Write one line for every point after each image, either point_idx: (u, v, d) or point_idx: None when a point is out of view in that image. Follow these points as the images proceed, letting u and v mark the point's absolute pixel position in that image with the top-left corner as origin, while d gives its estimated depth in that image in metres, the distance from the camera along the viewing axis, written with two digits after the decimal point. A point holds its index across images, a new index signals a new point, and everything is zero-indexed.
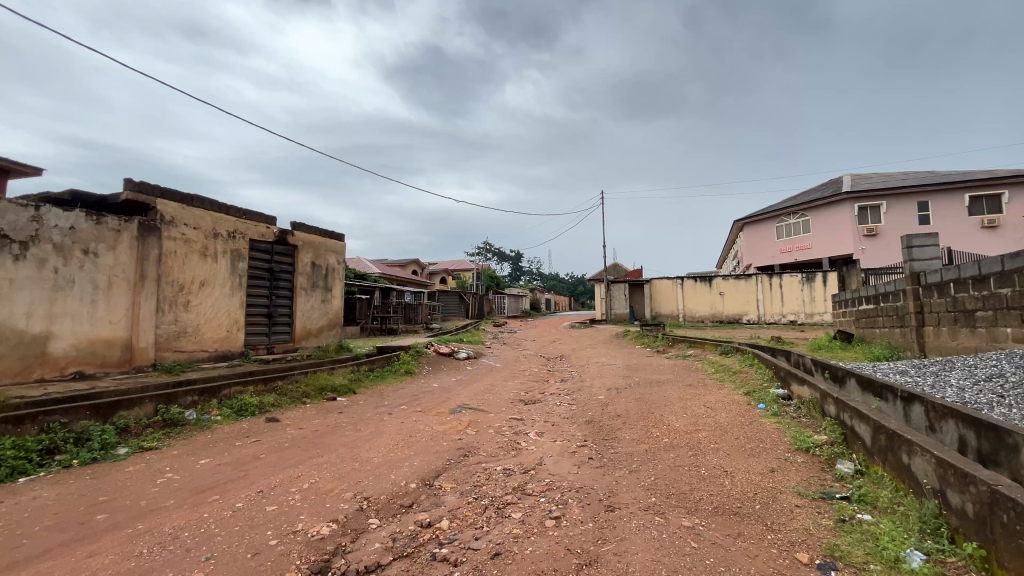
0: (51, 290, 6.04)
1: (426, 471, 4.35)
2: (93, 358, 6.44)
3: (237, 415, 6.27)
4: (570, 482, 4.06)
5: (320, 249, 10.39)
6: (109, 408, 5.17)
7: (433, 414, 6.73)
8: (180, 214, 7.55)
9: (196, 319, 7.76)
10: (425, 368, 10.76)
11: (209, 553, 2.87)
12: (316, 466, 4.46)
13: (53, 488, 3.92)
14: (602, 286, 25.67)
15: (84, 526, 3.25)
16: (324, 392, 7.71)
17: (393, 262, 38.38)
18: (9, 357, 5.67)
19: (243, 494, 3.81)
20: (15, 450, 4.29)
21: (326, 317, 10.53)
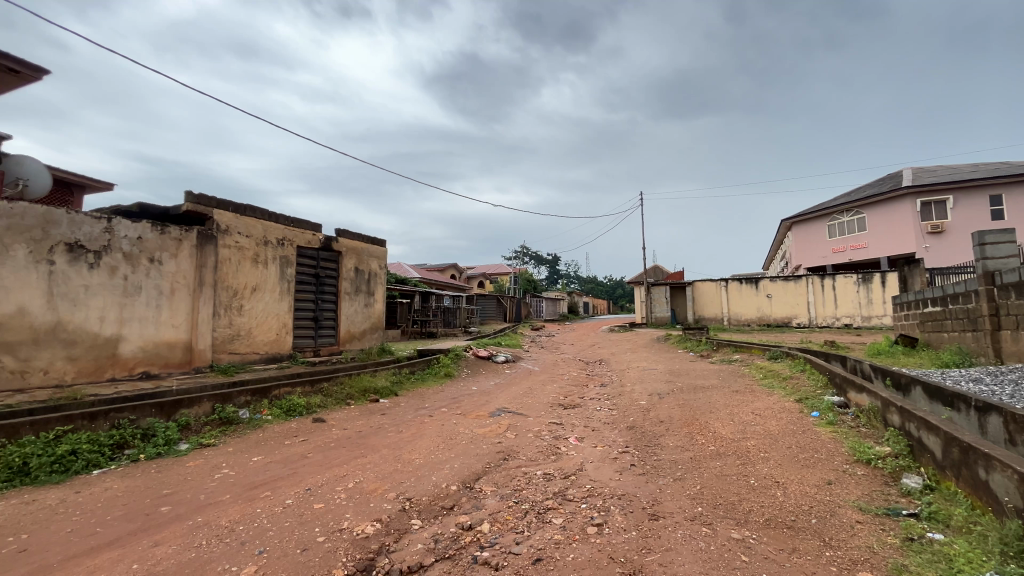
0: (121, 295, 6.50)
1: (466, 474, 4.37)
2: (157, 359, 6.89)
3: (286, 414, 6.54)
4: (612, 488, 3.99)
5: (363, 255, 10.73)
6: (172, 406, 5.51)
7: (473, 417, 6.77)
8: (234, 223, 7.97)
9: (249, 323, 8.17)
10: (464, 371, 10.88)
11: (262, 546, 2.99)
12: (360, 466, 4.58)
13: (122, 480, 4.21)
14: (641, 289, 25.15)
15: (150, 517, 3.47)
16: (367, 394, 7.93)
17: (431, 266, 39.01)
18: (85, 357, 6.14)
19: (292, 491, 3.95)
20: (92, 444, 4.65)
21: (369, 320, 10.84)
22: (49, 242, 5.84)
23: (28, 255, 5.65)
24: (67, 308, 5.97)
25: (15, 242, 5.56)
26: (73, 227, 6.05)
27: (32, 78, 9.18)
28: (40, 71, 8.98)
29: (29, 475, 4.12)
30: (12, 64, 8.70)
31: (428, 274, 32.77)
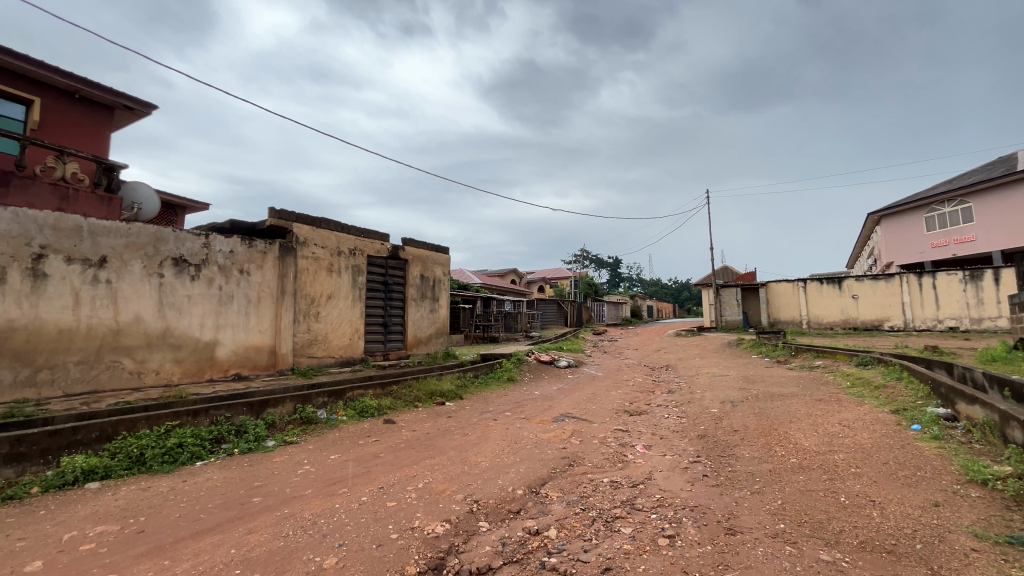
0: (216, 304, 7.18)
1: (532, 479, 4.38)
2: (247, 361, 7.53)
3: (360, 415, 6.91)
4: (684, 499, 3.81)
5: (428, 262, 11.11)
6: (260, 405, 5.99)
7: (537, 421, 6.76)
8: (312, 235, 8.56)
9: (326, 328, 8.71)
10: (527, 375, 10.91)
11: (342, 540, 3.17)
12: (429, 467, 4.72)
13: (220, 472, 4.63)
14: (709, 291, 24.01)
15: (244, 506, 3.79)
16: (434, 397, 8.19)
17: (492, 272, 39.60)
18: (188, 360, 6.83)
19: (366, 489, 4.15)
20: (195, 437, 5.16)
21: (434, 325, 11.18)
22: (159, 257, 6.58)
23: (143, 269, 6.40)
24: (174, 315, 6.69)
25: (133, 259, 6.32)
26: (178, 243, 6.78)
27: (143, 113, 10.42)
28: (149, 106, 10.17)
29: (146, 464, 4.65)
30: (126, 101, 9.91)
31: (489, 280, 33.29)
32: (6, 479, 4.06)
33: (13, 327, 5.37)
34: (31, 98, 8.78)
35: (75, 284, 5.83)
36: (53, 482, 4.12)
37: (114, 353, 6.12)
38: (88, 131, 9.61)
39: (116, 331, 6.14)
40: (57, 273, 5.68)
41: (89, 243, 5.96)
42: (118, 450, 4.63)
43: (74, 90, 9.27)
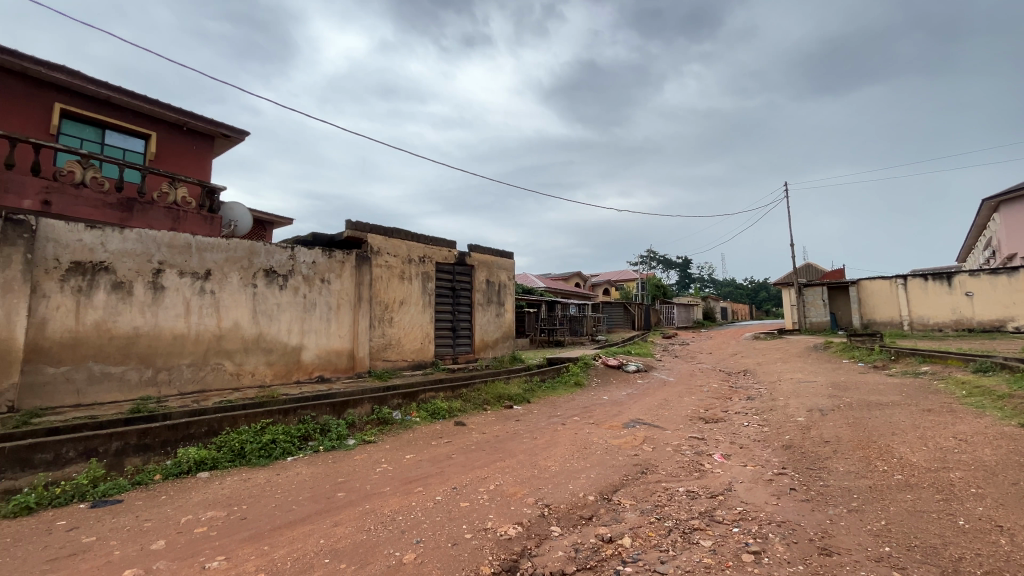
0: (302, 311, 7.77)
1: (603, 485, 4.30)
2: (329, 364, 8.06)
3: (432, 416, 7.16)
4: (770, 514, 3.56)
5: (493, 267, 11.31)
6: (341, 405, 6.38)
7: (606, 427, 6.63)
8: (385, 245, 9.01)
9: (398, 333, 9.12)
10: (594, 380, 10.74)
11: (419, 537, 3.29)
12: (500, 469, 4.79)
13: (308, 467, 4.99)
14: (791, 291, 22.33)
15: (330, 500, 4.05)
16: (502, 400, 8.30)
17: (556, 275, 39.40)
18: (279, 363, 7.45)
19: (440, 489, 4.28)
20: (286, 434, 5.60)
21: (500, 329, 11.35)
22: (253, 269, 7.24)
23: (240, 280, 7.07)
24: (266, 322, 7.32)
25: (232, 271, 7.01)
26: (268, 256, 7.41)
27: (237, 140, 11.53)
28: (242, 133, 11.23)
29: (246, 457, 5.12)
30: (223, 130, 11.01)
31: (552, 283, 33.19)
32: (135, 467, 4.65)
33: (138, 333, 6.14)
34: (148, 133, 10.03)
35: (186, 295, 6.55)
36: (171, 471, 4.66)
37: (217, 356, 6.80)
38: (193, 158, 10.80)
39: (219, 336, 6.82)
40: (172, 285, 6.43)
41: (196, 258, 6.69)
42: (222, 444, 5.14)
43: (182, 123, 10.47)
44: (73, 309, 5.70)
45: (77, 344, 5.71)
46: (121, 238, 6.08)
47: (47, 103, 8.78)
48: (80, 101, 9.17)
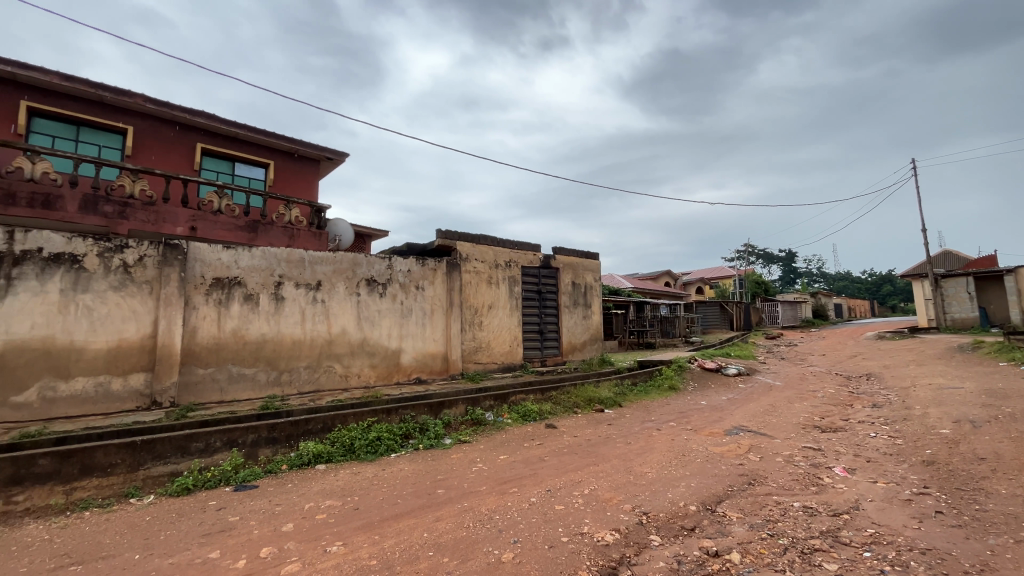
0: (400, 316, 8.30)
1: (706, 495, 4.05)
2: (426, 367, 8.52)
3: (523, 418, 7.26)
4: (910, 539, 3.12)
5: (578, 269, 11.22)
6: (438, 406, 6.69)
7: (706, 434, 6.26)
8: (473, 251, 9.33)
9: (488, 336, 9.38)
10: (690, 384, 10.16)
11: (516, 537, 3.35)
12: (593, 474, 4.72)
13: (410, 464, 5.31)
14: (924, 283, 19.45)
15: (431, 496, 4.28)
16: (592, 404, 8.19)
17: (643, 275, 38.08)
18: (381, 365, 8.02)
19: (535, 490, 4.33)
20: (390, 432, 6.00)
21: (588, 331, 11.23)
22: (356, 279, 7.88)
23: (345, 289, 7.73)
24: (368, 327, 7.93)
25: (339, 281, 7.69)
26: (369, 266, 8.03)
27: (339, 161, 12.64)
28: (343, 155, 12.31)
29: (355, 452, 5.58)
30: (327, 153, 12.14)
31: (639, 283, 32.01)
32: (266, 456, 5.27)
33: (265, 339, 6.96)
34: (267, 162, 11.37)
35: (302, 304, 7.31)
36: (295, 462, 5.21)
37: (329, 359, 7.50)
38: (304, 182, 12.06)
39: (330, 341, 7.52)
40: (290, 296, 7.21)
41: (309, 271, 7.43)
42: (336, 439, 5.65)
43: (293, 150, 11.72)
44: (216, 318, 6.61)
45: (219, 348, 6.61)
46: (250, 255, 6.94)
47: (190, 144, 10.31)
48: (215, 140, 10.66)
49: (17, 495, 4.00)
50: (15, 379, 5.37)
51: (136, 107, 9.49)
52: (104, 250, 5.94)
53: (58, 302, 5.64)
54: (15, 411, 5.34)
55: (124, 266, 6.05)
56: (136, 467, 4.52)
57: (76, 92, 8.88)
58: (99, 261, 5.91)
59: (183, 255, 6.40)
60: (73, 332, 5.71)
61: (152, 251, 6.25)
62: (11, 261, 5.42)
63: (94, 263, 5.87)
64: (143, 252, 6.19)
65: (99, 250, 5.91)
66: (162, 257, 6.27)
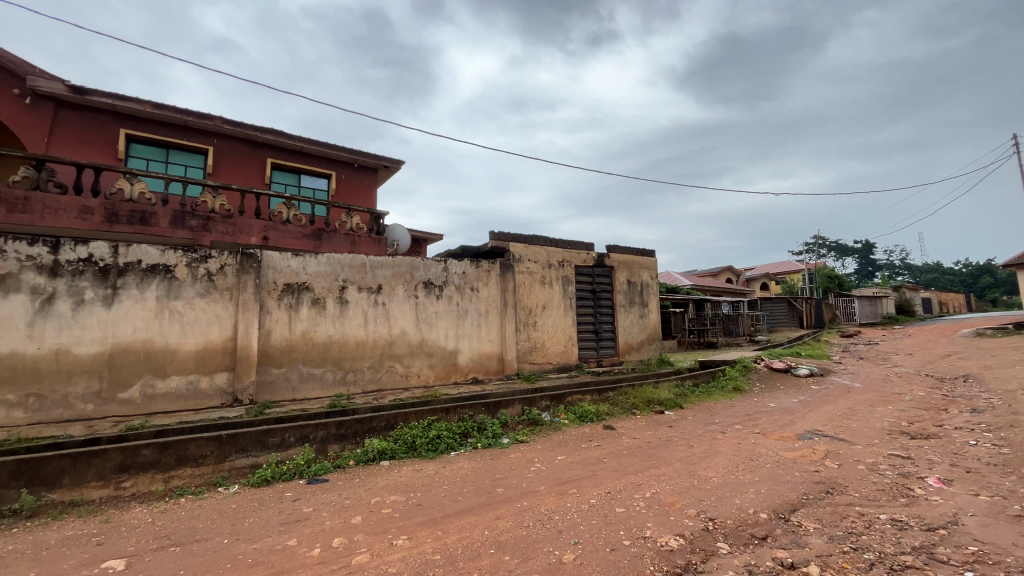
0: (456, 317, 8.48)
1: (778, 503, 3.82)
2: (482, 367, 8.66)
3: (579, 419, 7.19)
4: (1021, 560, 2.79)
5: (634, 267, 10.96)
6: (495, 405, 6.75)
7: (776, 438, 5.92)
8: (526, 252, 9.36)
9: (543, 336, 9.38)
10: (757, 386, 9.64)
11: (577, 538, 3.32)
12: (655, 477, 4.59)
13: (469, 462, 5.41)
14: None
15: (490, 494, 4.33)
16: (651, 405, 7.98)
17: (703, 272, 36.55)
18: (439, 365, 8.24)
19: (595, 492, 4.27)
20: (449, 431, 6.15)
21: (645, 331, 10.95)
22: (414, 282, 8.15)
23: (404, 292, 8.01)
24: (426, 328, 8.17)
25: (398, 285, 7.98)
26: (426, 269, 8.28)
27: (395, 169, 13.12)
28: (399, 163, 12.77)
29: (417, 450, 5.77)
30: (383, 161, 12.64)
31: (699, 280, 30.65)
32: (335, 452, 5.56)
33: (332, 340, 7.36)
34: (329, 172, 12.01)
35: (364, 307, 7.65)
36: (362, 458, 5.47)
37: (390, 359, 7.80)
38: (363, 190, 12.62)
39: (391, 342, 7.82)
40: (353, 299, 7.57)
41: (371, 275, 7.77)
42: (398, 436, 5.86)
43: (353, 161, 12.30)
44: (287, 321, 7.06)
45: (291, 349, 7.05)
46: (316, 262, 7.36)
47: (262, 160, 11.09)
48: (284, 155, 11.41)
49: (125, 481, 4.49)
50: (121, 378, 6.02)
51: (215, 128, 10.34)
52: (191, 261, 6.51)
53: (155, 308, 6.26)
54: (121, 406, 5.98)
55: (208, 274, 6.61)
56: (222, 458, 4.92)
57: (165, 118, 9.81)
58: (188, 271, 6.49)
59: (258, 263, 6.90)
60: (167, 335, 6.30)
61: (231, 260, 6.78)
62: (116, 273, 6.08)
63: (183, 272, 6.46)
64: (224, 261, 6.73)
65: (187, 261, 6.49)
66: (240, 266, 6.79)
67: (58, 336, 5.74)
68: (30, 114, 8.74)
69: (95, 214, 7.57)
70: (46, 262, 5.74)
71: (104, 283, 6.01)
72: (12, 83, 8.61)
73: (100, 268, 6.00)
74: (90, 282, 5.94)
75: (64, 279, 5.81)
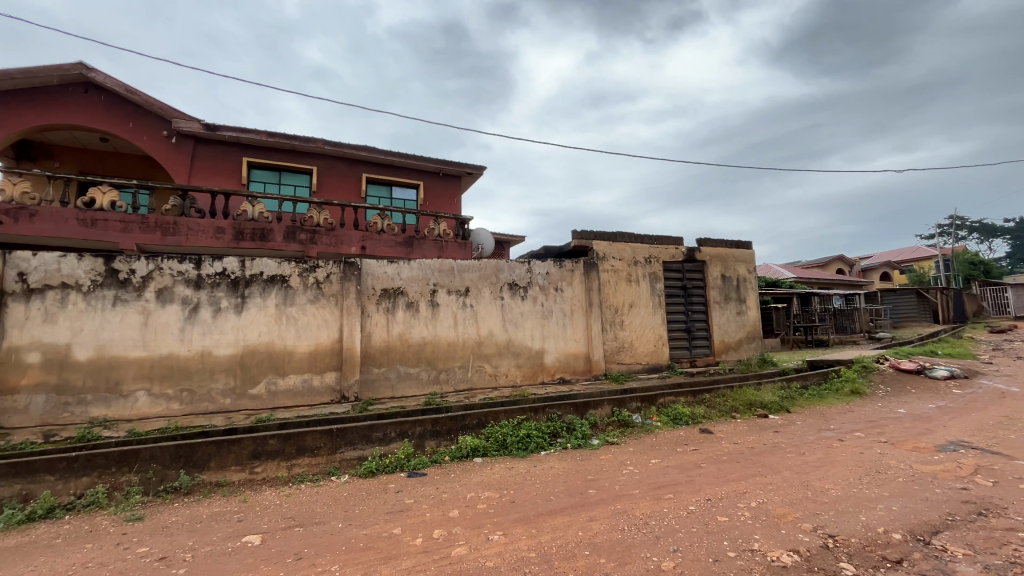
0: (542, 317, 8.54)
1: (914, 523, 3.36)
2: (569, 367, 8.63)
3: (673, 422, 6.89)
4: None
5: (728, 261, 10.25)
6: (584, 406, 6.67)
7: (908, 448, 5.21)
8: (610, 250, 9.15)
9: (631, 335, 9.12)
10: (880, 389, 8.55)
11: (676, 545, 3.19)
12: (761, 485, 4.26)
13: (559, 462, 5.42)
14: None
15: (583, 495, 4.31)
16: (753, 409, 7.42)
17: (809, 263, 33.17)
18: (526, 365, 8.35)
19: (693, 498, 4.06)
20: (538, 430, 6.20)
21: (743, 329, 10.21)
22: (500, 283, 8.34)
23: (491, 294, 8.23)
24: (513, 329, 8.32)
25: (485, 287, 8.23)
26: (511, 271, 8.43)
27: (477, 174, 13.53)
28: (481, 169, 13.14)
29: (508, 448, 5.90)
30: (466, 168, 13.09)
31: (803, 272, 27.87)
32: (432, 447, 5.85)
33: (425, 342, 7.76)
34: (417, 183, 12.70)
35: (453, 309, 7.98)
36: (456, 454, 5.70)
37: (480, 359, 8.06)
38: (449, 198, 13.17)
39: (479, 343, 8.07)
40: (443, 302, 7.93)
41: (459, 278, 8.09)
42: (490, 434, 6.04)
43: (438, 170, 12.89)
44: (385, 324, 7.58)
45: (390, 350, 7.56)
46: (409, 268, 7.81)
47: (358, 175, 12.03)
48: (377, 169, 12.26)
49: (257, 467, 5.10)
50: (250, 376, 6.85)
51: (318, 150, 11.40)
52: (303, 271, 7.23)
53: (275, 314, 7.04)
54: (251, 400, 6.82)
55: (317, 282, 7.31)
56: (334, 450, 5.40)
57: (277, 144, 11.01)
58: (300, 280, 7.22)
59: (358, 271, 7.49)
60: (286, 338, 7.06)
61: (336, 269, 7.43)
62: (244, 284, 6.93)
63: (297, 281, 7.19)
64: (329, 270, 7.39)
65: (300, 271, 7.22)
66: (343, 274, 7.41)
67: (202, 339, 6.68)
68: (175, 151, 10.27)
69: (226, 233, 8.70)
70: (191, 276, 6.70)
71: (235, 292, 6.88)
72: (161, 126, 10.19)
73: (231, 280, 6.87)
74: (225, 292, 6.83)
75: (205, 291, 6.74)
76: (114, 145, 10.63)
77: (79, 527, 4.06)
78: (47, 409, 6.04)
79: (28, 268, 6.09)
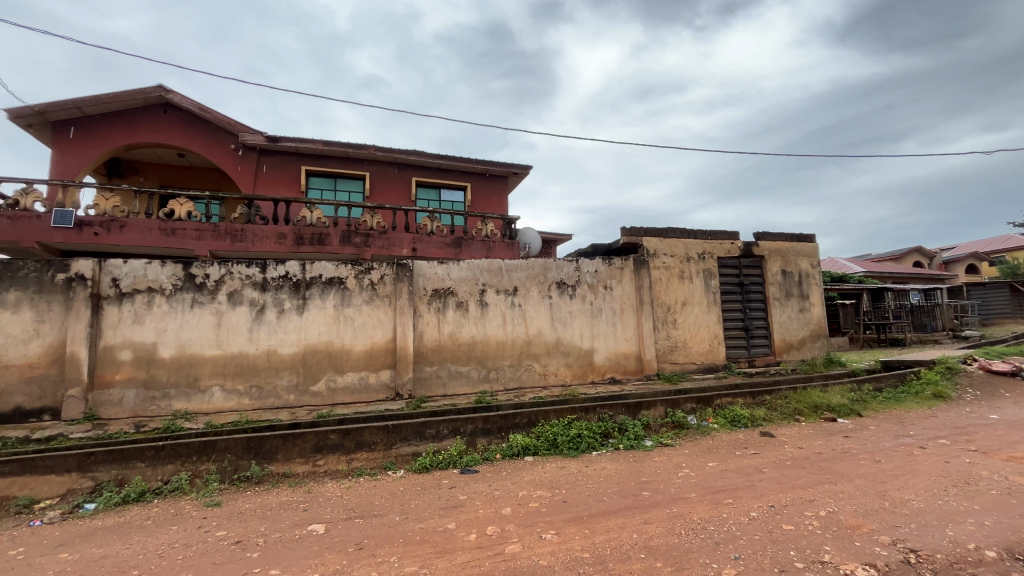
0: (590, 316, 8.44)
1: (1012, 540, 3.04)
2: (620, 366, 8.48)
3: (731, 424, 6.61)
4: None
5: (789, 255, 9.70)
6: (636, 406, 6.53)
7: (1002, 457, 4.72)
8: (661, 246, 8.90)
9: (684, 334, 8.83)
10: (967, 392, 7.80)
11: (737, 552, 3.06)
12: (831, 494, 4.00)
13: (611, 463, 5.35)
14: None
15: (637, 497, 4.22)
16: (820, 412, 6.98)
17: (881, 256, 30.77)
18: (576, 364, 8.29)
19: (756, 504, 3.88)
20: (589, 430, 6.14)
21: (807, 327, 9.63)
22: (548, 282, 8.32)
23: (539, 293, 8.23)
24: (562, 328, 8.28)
25: (533, 286, 8.23)
26: (559, 270, 8.39)
27: (523, 174, 13.56)
28: (527, 168, 13.16)
29: (558, 447, 5.89)
30: (512, 168, 13.15)
31: (874, 266, 25.90)
32: (483, 445, 5.93)
33: (475, 341, 7.88)
34: (464, 185, 12.91)
35: (502, 308, 8.05)
36: (508, 452, 5.75)
37: (529, 358, 8.08)
38: (495, 198, 13.29)
39: (528, 342, 8.10)
40: (492, 301, 8.02)
41: (507, 278, 8.14)
42: (540, 433, 6.05)
43: (484, 171, 13.03)
44: (436, 323, 7.76)
45: (441, 349, 7.74)
46: (459, 268, 7.95)
47: (407, 179, 12.39)
48: (425, 172, 12.57)
49: (320, 460, 5.38)
50: (312, 373, 7.23)
51: (370, 156, 11.84)
52: (358, 273, 7.54)
53: (333, 314, 7.38)
54: (313, 396, 7.19)
55: (371, 284, 7.59)
56: (390, 445, 5.60)
57: (332, 152, 11.53)
58: (356, 281, 7.53)
59: (410, 272, 7.70)
60: (344, 337, 7.39)
61: (389, 271, 7.68)
62: (305, 286, 7.32)
63: (353, 283, 7.51)
64: (383, 271, 7.66)
65: (355, 273, 7.53)
66: (396, 275, 7.65)
67: (268, 338, 7.11)
68: (241, 162, 10.98)
69: (288, 238, 9.22)
70: (258, 279, 7.15)
71: (297, 294, 7.27)
72: (229, 140, 10.94)
73: (294, 282, 7.27)
74: (287, 294, 7.24)
75: (270, 293, 7.18)
76: (189, 160, 11.51)
77: (166, 510, 4.44)
78: (137, 402, 6.64)
79: (120, 273, 6.74)
